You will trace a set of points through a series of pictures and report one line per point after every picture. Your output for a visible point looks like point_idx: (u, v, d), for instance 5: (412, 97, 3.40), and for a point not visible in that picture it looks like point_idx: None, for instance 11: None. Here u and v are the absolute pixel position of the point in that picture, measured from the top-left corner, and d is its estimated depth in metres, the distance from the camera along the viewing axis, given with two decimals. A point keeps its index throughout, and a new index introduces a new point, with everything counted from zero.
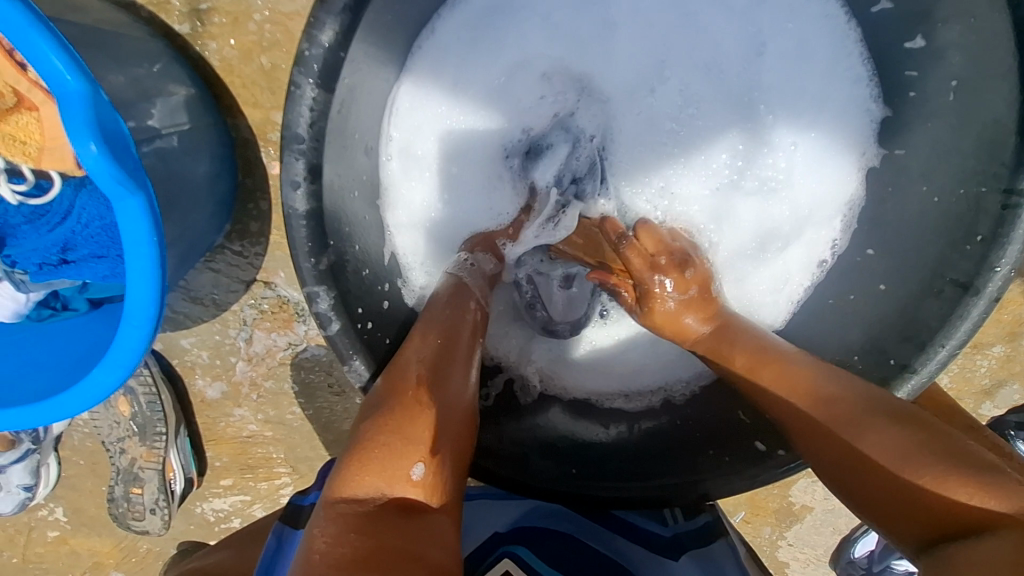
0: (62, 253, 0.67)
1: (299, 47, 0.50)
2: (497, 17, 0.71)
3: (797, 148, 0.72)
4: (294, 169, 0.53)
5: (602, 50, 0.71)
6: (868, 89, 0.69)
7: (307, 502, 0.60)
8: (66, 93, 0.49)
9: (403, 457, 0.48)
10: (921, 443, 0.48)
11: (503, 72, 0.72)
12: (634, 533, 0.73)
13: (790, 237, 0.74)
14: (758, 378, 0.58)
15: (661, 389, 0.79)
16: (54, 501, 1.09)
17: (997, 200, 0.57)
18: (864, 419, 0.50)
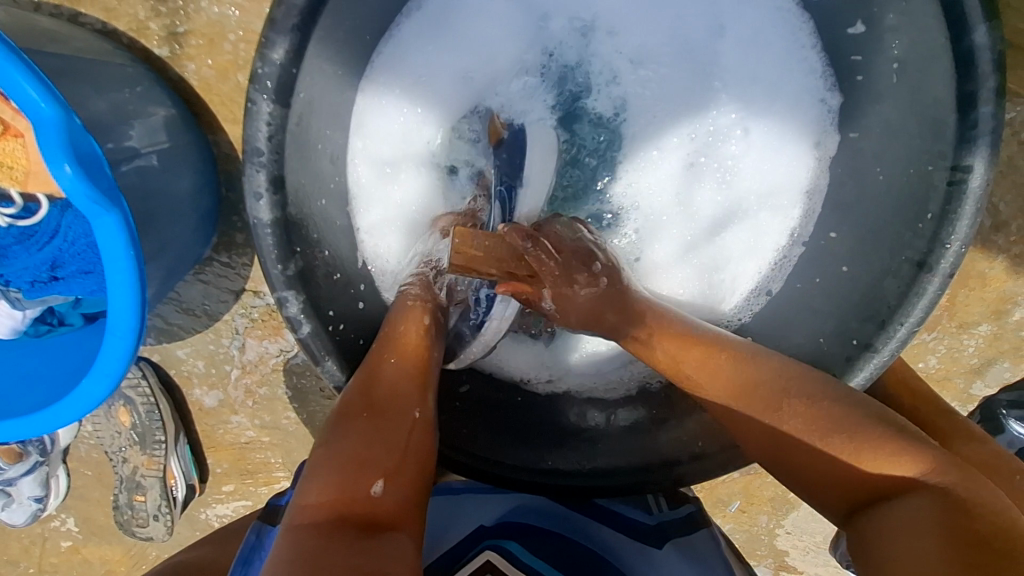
0: (52, 270, 0.71)
1: (253, 66, 0.53)
2: (456, 18, 0.71)
3: (759, 138, 0.73)
4: (257, 181, 0.56)
5: (554, 49, 0.73)
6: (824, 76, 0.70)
7: (283, 504, 0.65)
8: (40, 119, 0.52)
9: (362, 469, 0.53)
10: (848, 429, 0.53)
11: (456, 77, 0.73)
12: (616, 521, 0.73)
13: (759, 226, 0.74)
14: (699, 348, 0.62)
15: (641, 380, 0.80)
16: (65, 512, 1.13)
17: (943, 176, 0.59)
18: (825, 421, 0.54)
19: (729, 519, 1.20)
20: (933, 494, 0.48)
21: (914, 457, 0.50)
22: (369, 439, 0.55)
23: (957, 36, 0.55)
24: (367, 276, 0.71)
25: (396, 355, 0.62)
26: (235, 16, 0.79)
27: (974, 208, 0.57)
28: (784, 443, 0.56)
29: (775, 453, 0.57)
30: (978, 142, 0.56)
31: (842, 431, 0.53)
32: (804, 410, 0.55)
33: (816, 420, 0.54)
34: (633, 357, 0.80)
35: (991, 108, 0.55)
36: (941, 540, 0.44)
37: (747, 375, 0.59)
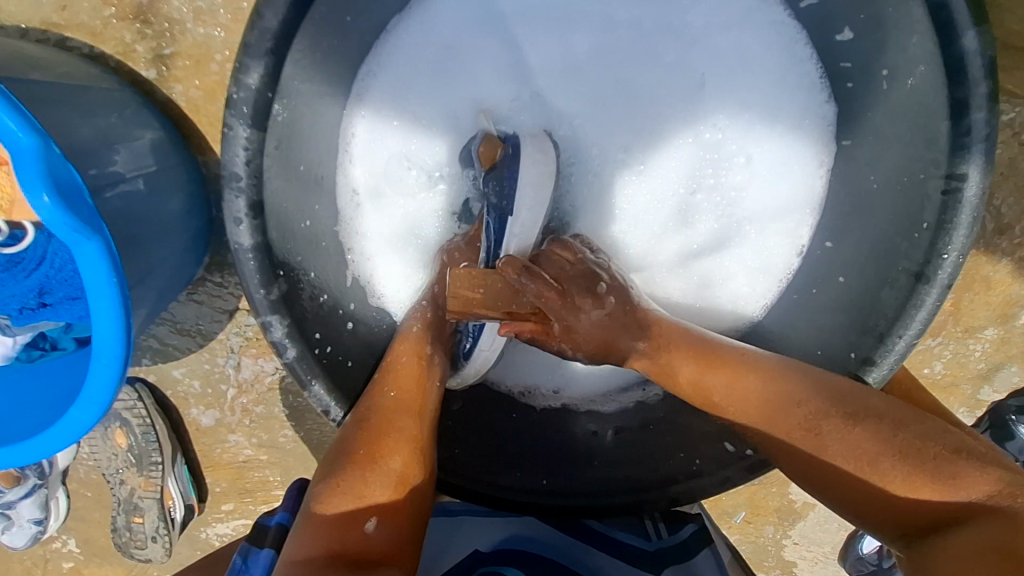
0: (40, 297, 0.70)
1: (227, 91, 0.53)
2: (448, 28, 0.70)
3: (761, 147, 0.70)
4: (236, 206, 0.56)
5: (546, 53, 0.70)
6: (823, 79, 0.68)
7: (271, 523, 0.64)
8: (19, 149, 0.52)
9: (354, 516, 0.53)
10: (884, 448, 0.53)
11: (440, 93, 0.70)
12: (613, 546, 0.68)
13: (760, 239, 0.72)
14: (718, 364, 0.61)
15: (640, 391, 0.79)
16: (65, 533, 1.13)
17: (937, 185, 0.58)
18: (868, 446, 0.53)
19: (734, 530, 1.18)
20: (1003, 520, 0.47)
21: (958, 474, 0.50)
22: (365, 482, 0.55)
23: (946, 42, 0.54)
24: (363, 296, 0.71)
25: (395, 388, 0.61)
26: (220, 37, 0.78)
27: (971, 217, 0.56)
28: (833, 457, 0.54)
29: (808, 463, 0.56)
30: (972, 149, 0.55)
31: (888, 446, 0.53)
32: (842, 428, 0.54)
33: (863, 441, 0.53)
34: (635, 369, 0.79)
35: (984, 115, 0.54)
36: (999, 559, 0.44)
37: (771, 396, 0.58)
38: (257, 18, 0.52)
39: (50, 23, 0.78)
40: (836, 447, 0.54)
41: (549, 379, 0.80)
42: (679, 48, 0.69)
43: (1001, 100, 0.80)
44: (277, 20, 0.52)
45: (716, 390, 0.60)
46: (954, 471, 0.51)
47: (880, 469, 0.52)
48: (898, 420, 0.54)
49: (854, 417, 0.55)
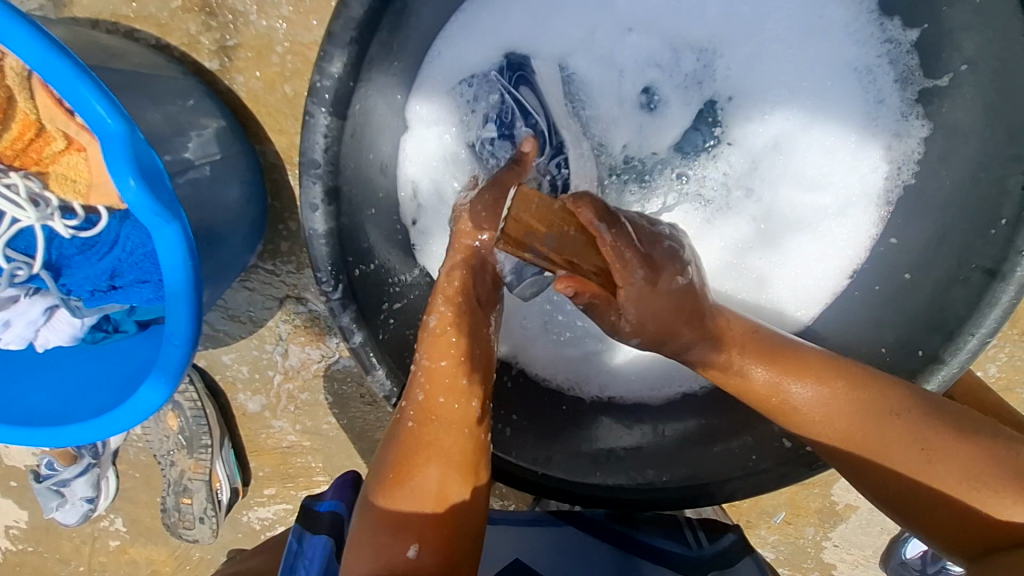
0: (111, 280, 0.72)
1: (312, 79, 0.54)
2: (518, 14, 0.70)
3: (818, 138, 0.70)
4: (312, 192, 0.57)
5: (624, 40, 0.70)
6: (907, 61, 0.66)
7: (323, 510, 0.67)
8: (108, 134, 0.53)
9: (401, 538, 0.54)
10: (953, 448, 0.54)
11: (492, 75, 0.71)
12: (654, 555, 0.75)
13: (827, 228, 0.71)
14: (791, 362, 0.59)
15: (685, 382, 0.78)
16: (114, 512, 1.16)
17: (1020, 181, 0.58)
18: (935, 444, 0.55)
19: (773, 531, 1.16)
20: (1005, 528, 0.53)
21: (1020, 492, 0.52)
22: (418, 480, 0.56)
23: None
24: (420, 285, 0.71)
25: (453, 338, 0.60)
26: (282, 29, 0.80)
27: None
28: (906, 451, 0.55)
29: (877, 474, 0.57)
30: None
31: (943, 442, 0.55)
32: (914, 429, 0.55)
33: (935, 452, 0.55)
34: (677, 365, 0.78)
35: None
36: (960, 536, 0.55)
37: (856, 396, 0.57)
38: (341, 7, 0.53)
39: (119, 15, 0.80)
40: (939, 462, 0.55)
41: (593, 372, 0.80)
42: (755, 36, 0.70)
43: None
44: (361, 10, 0.54)
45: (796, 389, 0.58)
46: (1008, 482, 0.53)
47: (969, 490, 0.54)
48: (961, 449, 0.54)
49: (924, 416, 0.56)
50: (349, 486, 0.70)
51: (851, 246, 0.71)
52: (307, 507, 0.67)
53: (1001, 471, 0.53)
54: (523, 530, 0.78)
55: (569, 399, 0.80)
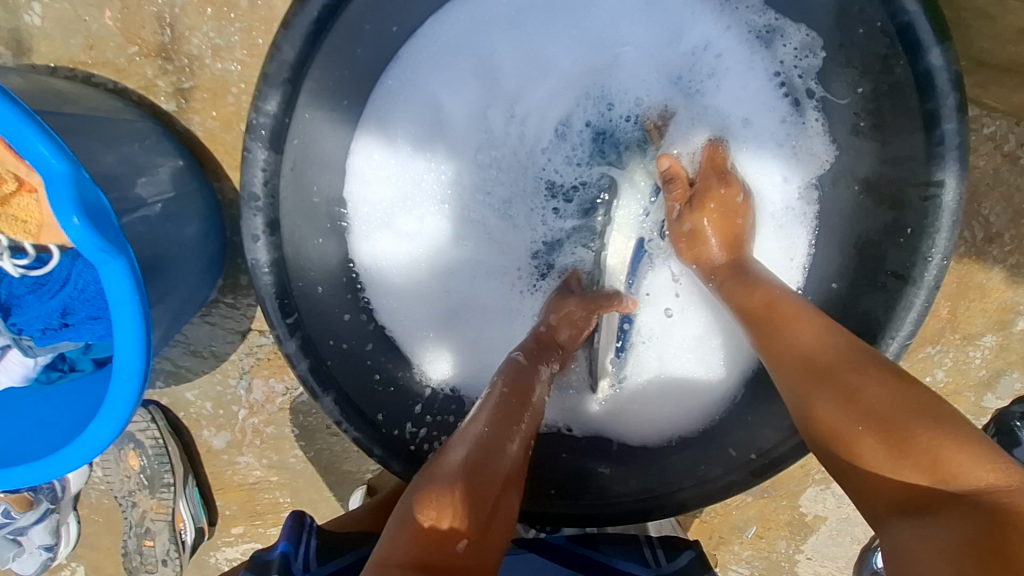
0: (63, 317, 0.73)
1: (248, 117, 0.57)
2: (443, 55, 0.73)
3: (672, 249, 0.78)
4: (254, 224, 0.60)
5: (552, 68, 0.74)
6: (811, 84, 0.70)
7: (274, 554, 0.66)
8: (52, 174, 0.55)
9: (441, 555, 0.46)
10: (886, 396, 0.48)
11: (459, 126, 0.75)
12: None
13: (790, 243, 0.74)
14: (779, 321, 0.59)
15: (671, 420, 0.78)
16: (75, 560, 1.13)
17: (918, 192, 0.62)
18: (890, 393, 0.48)
19: (746, 546, 1.17)
20: (981, 514, 0.40)
21: (981, 458, 0.43)
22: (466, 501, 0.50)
23: (914, 58, 0.59)
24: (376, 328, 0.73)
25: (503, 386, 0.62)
26: (237, 71, 0.83)
27: (950, 221, 0.60)
28: (848, 414, 0.49)
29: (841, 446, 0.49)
30: (947, 158, 0.59)
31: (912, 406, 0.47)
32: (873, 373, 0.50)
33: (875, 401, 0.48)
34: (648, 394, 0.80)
35: (955, 125, 0.58)
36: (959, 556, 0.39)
37: (856, 353, 0.53)
38: (274, 51, 0.57)
39: (78, 62, 0.83)
40: (876, 397, 0.48)
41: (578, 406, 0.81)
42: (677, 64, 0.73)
43: (982, 114, 0.83)
44: (293, 53, 0.57)
45: (792, 331, 0.57)
46: (993, 460, 0.43)
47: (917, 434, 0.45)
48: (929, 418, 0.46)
49: (872, 375, 0.50)
50: (299, 525, 0.71)
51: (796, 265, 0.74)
52: (258, 558, 0.67)
53: (958, 433, 0.44)
54: None
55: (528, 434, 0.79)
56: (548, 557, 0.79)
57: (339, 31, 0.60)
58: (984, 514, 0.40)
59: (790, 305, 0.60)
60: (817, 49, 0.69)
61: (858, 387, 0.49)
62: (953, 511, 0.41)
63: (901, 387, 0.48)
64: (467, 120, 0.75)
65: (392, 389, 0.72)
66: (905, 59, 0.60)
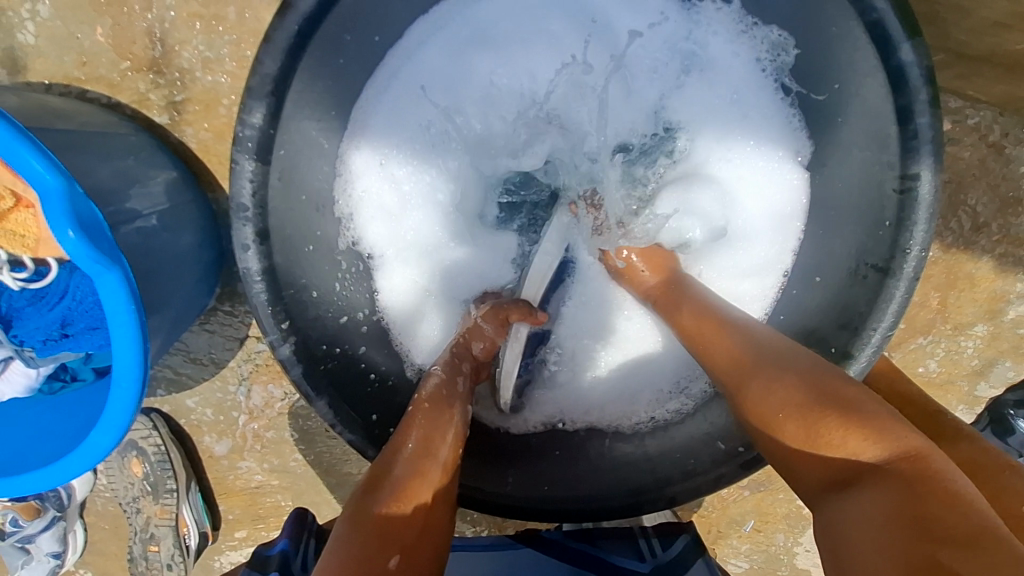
0: (62, 328, 0.75)
1: (234, 130, 0.59)
2: (427, 65, 0.74)
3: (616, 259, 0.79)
4: (243, 234, 0.62)
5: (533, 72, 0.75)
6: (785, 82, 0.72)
7: (274, 551, 0.68)
8: (47, 190, 0.57)
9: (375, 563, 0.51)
10: (794, 390, 0.50)
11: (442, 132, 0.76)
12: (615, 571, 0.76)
13: (759, 247, 0.76)
14: (709, 329, 0.62)
15: (646, 413, 0.80)
16: (83, 566, 1.15)
17: (894, 185, 0.63)
18: (813, 377, 0.51)
19: (745, 540, 1.18)
20: (894, 482, 0.42)
21: (887, 433, 0.45)
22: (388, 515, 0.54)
23: (886, 54, 0.59)
24: (370, 334, 0.75)
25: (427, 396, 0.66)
26: (227, 82, 0.85)
27: (927, 214, 0.61)
28: (769, 400, 0.51)
29: (765, 430, 0.51)
30: (921, 151, 0.60)
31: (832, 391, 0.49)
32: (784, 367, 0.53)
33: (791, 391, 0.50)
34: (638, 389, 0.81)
35: (928, 120, 0.59)
36: (886, 527, 0.40)
37: (760, 349, 0.56)
38: (257, 65, 0.58)
39: (72, 78, 0.84)
40: (791, 383, 0.51)
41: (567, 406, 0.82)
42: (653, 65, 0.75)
43: (965, 105, 0.84)
44: (275, 66, 0.59)
45: (708, 337, 0.61)
46: (896, 432, 0.45)
47: (821, 419, 0.47)
48: (855, 404, 0.47)
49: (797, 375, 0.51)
50: (301, 521, 0.72)
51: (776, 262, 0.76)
52: (258, 553, 0.69)
53: (871, 414, 0.47)
54: (483, 553, 0.81)
55: (519, 436, 0.81)
56: (545, 553, 0.80)
57: (320, 43, 0.62)
58: (902, 484, 0.42)
59: (726, 314, 0.63)
60: (788, 47, 0.70)
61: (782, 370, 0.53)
62: (873, 483, 0.43)
63: (826, 375, 0.51)
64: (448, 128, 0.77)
65: (385, 391, 0.75)
66: (875, 57, 0.60)
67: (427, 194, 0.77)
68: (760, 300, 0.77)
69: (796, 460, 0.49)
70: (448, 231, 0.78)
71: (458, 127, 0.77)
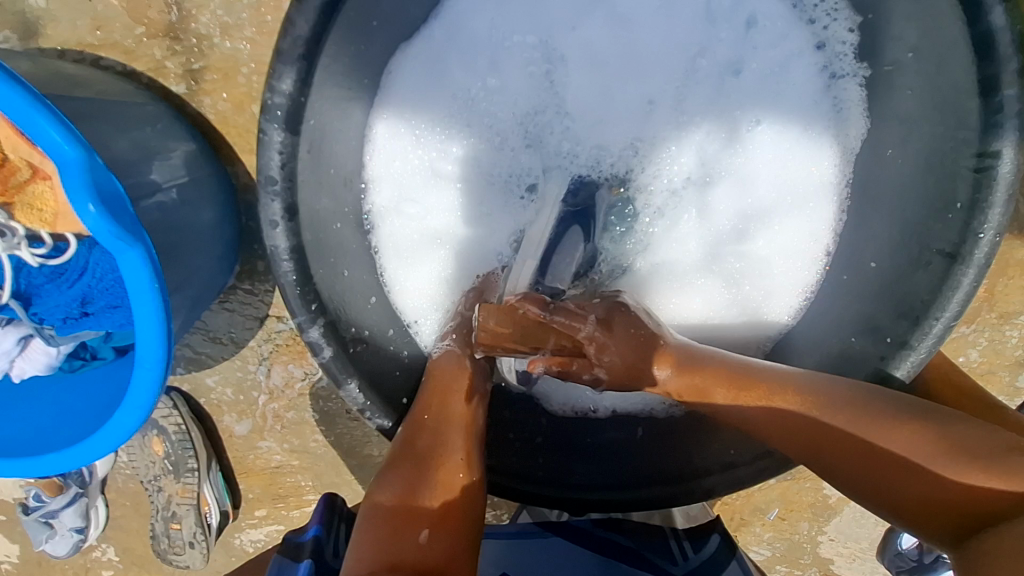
0: (82, 306, 0.73)
1: (263, 97, 0.55)
2: (469, 35, 0.71)
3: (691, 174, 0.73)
4: (272, 209, 0.58)
5: (580, 37, 0.71)
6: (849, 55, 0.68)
7: (308, 538, 0.66)
8: (65, 161, 0.54)
9: (408, 524, 0.55)
10: (913, 441, 0.55)
11: (477, 105, 0.72)
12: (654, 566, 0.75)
13: (790, 230, 0.73)
14: (752, 393, 0.62)
15: (679, 398, 0.77)
16: (105, 542, 1.15)
17: (970, 163, 0.58)
18: (867, 423, 0.57)
19: (768, 528, 1.16)
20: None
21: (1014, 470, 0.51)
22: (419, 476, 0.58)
23: (974, 17, 0.54)
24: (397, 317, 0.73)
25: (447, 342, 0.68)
26: (247, 50, 0.81)
27: (1005, 195, 0.56)
28: (884, 484, 0.56)
29: (875, 490, 0.56)
30: (1006, 126, 0.55)
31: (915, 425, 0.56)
32: (867, 435, 0.57)
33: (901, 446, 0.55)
34: None
35: (1016, 91, 0.54)
36: None
37: (844, 393, 0.60)
38: (288, 26, 0.54)
39: (86, 44, 0.81)
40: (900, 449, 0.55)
41: (591, 384, 0.79)
42: (706, 32, 0.70)
43: None
44: (307, 27, 0.55)
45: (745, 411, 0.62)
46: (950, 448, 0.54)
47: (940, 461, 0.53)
48: (972, 451, 0.53)
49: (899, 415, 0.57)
50: (330, 507, 0.70)
51: (813, 251, 0.73)
52: (290, 539, 0.67)
53: (957, 449, 0.54)
54: (509, 540, 0.79)
55: (546, 419, 0.79)
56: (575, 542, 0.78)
57: (354, 5, 0.58)
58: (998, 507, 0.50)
59: (759, 367, 0.64)
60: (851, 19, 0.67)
61: (866, 413, 0.58)
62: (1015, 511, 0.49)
63: (905, 416, 0.57)
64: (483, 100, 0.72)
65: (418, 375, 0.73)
66: (964, 23, 0.55)
67: (458, 170, 0.73)
68: (793, 292, 0.74)
69: (899, 506, 0.55)
70: (472, 212, 0.75)
71: (495, 100, 0.72)
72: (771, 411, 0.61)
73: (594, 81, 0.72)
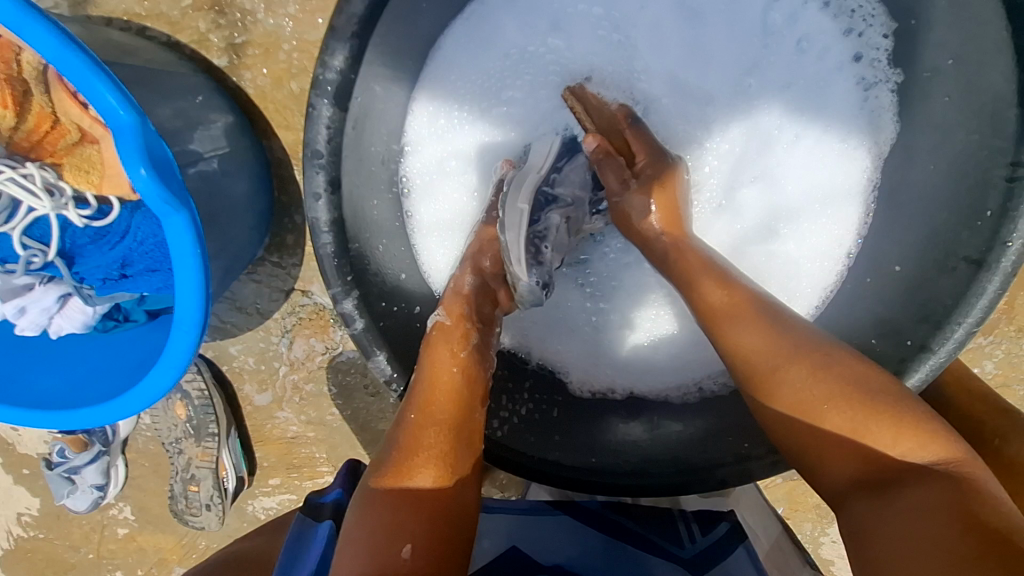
0: (122, 268, 0.75)
1: (315, 72, 0.58)
2: (507, 23, 0.72)
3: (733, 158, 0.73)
4: (315, 181, 0.61)
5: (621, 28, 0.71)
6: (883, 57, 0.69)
7: (327, 499, 0.68)
8: (119, 126, 0.56)
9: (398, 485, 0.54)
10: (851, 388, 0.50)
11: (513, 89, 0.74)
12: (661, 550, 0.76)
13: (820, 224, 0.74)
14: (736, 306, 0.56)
15: (695, 384, 0.79)
16: (123, 500, 1.18)
17: (1003, 173, 0.59)
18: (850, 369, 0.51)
19: None
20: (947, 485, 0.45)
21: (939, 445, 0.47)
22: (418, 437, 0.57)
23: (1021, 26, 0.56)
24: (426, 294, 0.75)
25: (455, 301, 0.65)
26: (289, 27, 0.82)
27: None
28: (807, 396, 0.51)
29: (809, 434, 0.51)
30: None
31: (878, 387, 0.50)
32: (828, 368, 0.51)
33: (839, 383, 0.50)
34: (685, 359, 0.80)
35: None
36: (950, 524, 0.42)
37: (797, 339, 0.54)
38: (342, 4, 0.56)
39: (132, 14, 0.82)
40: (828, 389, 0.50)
41: (606, 366, 0.82)
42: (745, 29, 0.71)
43: None
44: (361, 5, 0.56)
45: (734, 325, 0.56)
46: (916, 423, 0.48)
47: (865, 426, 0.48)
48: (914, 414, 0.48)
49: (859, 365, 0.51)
50: (351, 473, 0.72)
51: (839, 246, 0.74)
52: (311, 499, 0.69)
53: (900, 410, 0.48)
54: (520, 516, 0.81)
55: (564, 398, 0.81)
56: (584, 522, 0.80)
57: None
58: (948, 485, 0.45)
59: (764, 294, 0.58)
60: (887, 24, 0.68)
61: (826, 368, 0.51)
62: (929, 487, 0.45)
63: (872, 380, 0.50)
64: (518, 83, 0.73)
65: None
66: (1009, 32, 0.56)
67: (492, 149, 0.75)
68: (817, 287, 0.75)
69: (826, 453, 0.50)
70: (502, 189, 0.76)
71: (531, 85, 0.73)
72: (760, 338, 0.54)
73: (630, 71, 0.72)
